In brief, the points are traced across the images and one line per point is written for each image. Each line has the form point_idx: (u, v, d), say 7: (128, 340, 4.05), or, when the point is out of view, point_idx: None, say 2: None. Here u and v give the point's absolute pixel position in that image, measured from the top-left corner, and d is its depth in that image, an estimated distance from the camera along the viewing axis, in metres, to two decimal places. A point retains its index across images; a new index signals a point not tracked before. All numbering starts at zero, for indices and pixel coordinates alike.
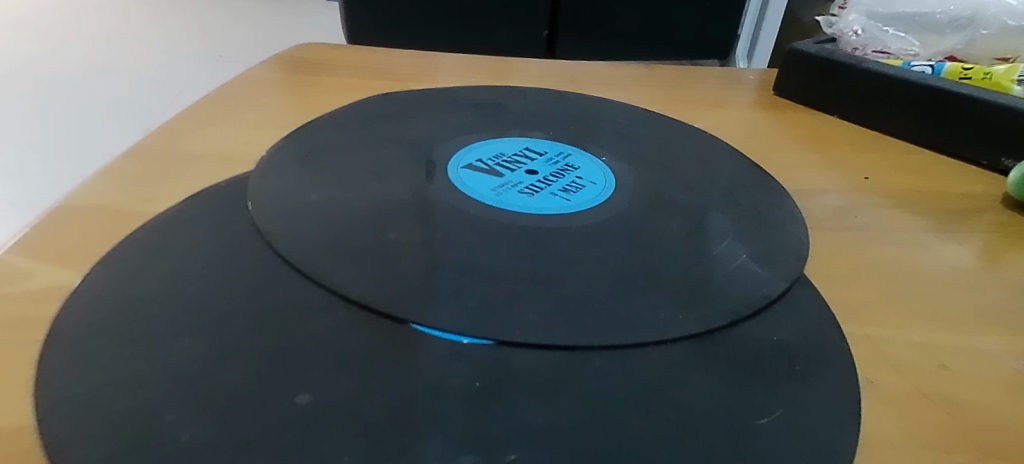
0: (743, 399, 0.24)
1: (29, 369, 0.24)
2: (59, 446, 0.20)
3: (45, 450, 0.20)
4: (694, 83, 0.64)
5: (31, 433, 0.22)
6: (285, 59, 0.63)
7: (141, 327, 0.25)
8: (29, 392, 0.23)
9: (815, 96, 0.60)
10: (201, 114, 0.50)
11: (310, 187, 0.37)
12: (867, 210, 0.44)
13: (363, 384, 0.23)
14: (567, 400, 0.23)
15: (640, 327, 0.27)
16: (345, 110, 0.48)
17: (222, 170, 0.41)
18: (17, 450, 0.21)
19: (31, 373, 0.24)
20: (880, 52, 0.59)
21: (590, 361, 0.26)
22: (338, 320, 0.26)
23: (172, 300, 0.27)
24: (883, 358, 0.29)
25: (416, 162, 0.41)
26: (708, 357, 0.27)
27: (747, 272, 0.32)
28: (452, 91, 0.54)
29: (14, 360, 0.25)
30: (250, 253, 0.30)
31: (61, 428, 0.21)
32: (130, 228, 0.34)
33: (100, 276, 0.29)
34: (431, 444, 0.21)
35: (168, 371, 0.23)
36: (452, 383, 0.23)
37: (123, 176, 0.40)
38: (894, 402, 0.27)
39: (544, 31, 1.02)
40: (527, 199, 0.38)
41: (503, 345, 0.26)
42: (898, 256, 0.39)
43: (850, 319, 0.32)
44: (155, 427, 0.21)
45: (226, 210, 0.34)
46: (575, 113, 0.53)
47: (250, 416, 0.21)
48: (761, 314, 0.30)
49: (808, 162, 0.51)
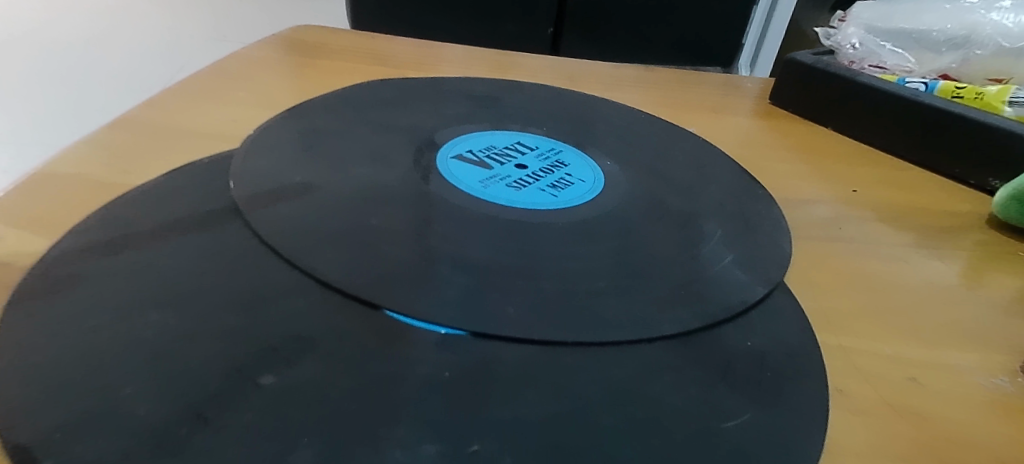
0: (713, 401, 0.24)
1: None
2: (12, 415, 0.20)
3: None
4: (692, 87, 0.64)
5: None
6: (285, 40, 0.63)
7: (106, 298, 0.25)
8: None
9: (808, 107, 0.60)
10: (192, 89, 0.50)
11: (294, 168, 0.37)
12: (855, 222, 0.44)
13: (329, 367, 0.23)
14: (536, 394, 0.23)
15: (615, 326, 0.27)
16: (339, 94, 0.48)
17: (206, 146, 0.41)
18: None
19: None
20: (876, 67, 0.60)
21: (563, 356, 0.25)
22: (312, 302, 0.26)
23: (142, 272, 0.26)
24: (855, 368, 0.30)
25: (405, 150, 0.41)
26: (682, 358, 0.26)
27: (729, 277, 0.32)
28: (449, 82, 0.54)
29: None
30: (228, 230, 0.30)
31: (14, 395, 0.20)
32: (106, 198, 0.34)
33: (71, 244, 0.28)
34: (394, 430, 0.21)
35: (131, 344, 0.23)
36: (422, 371, 0.23)
37: (106, 146, 0.39)
38: (863, 412, 0.27)
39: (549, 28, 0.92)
40: (514, 193, 0.38)
41: (478, 336, 0.26)
42: (879, 269, 0.39)
43: (825, 329, 0.32)
44: (112, 400, 0.20)
45: (207, 187, 0.34)
46: (572, 110, 0.52)
47: (211, 393, 0.21)
48: (738, 320, 0.30)
49: (798, 171, 0.51)
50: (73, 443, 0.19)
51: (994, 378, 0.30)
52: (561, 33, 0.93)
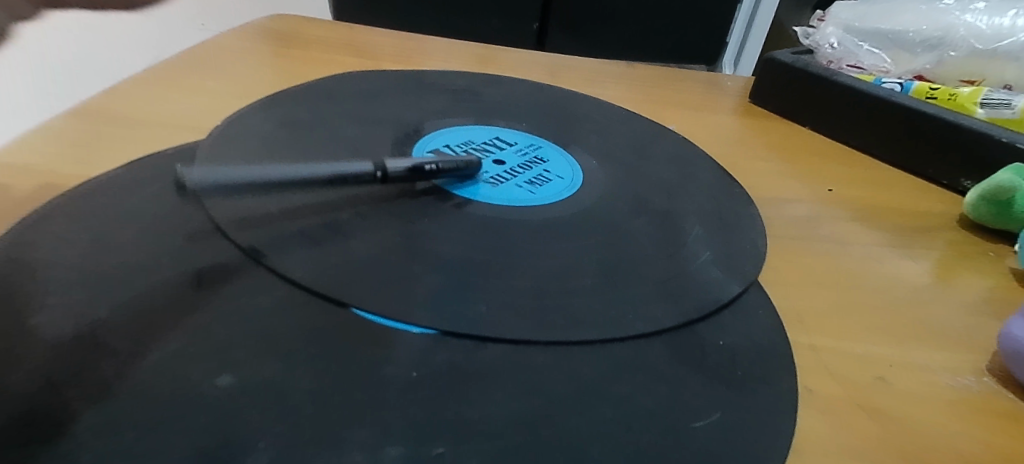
0: (683, 401, 0.24)
1: None
2: None
3: None
4: (672, 84, 0.64)
5: None
6: (260, 29, 0.62)
7: (56, 295, 0.24)
8: None
9: (786, 106, 0.61)
10: (160, 78, 0.48)
11: (264, 161, 0.36)
12: (829, 221, 0.45)
13: (290, 367, 0.22)
14: (504, 394, 0.23)
15: (587, 325, 0.27)
16: (314, 86, 0.47)
17: (171, 136, 0.40)
18: None
19: None
20: (853, 67, 0.60)
21: (533, 356, 0.25)
22: (276, 299, 0.25)
23: (96, 267, 0.25)
24: (826, 367, 0.29)
25: (379, 145, 0.40)
26: (654, 357, 0.26)
27: (704, 275, 0.32)
28: (428, 76, 0.53)
29: None
30: (192, 225, 0.29)
31: None
32: (62, 189, 0.32)
33: (23, 236, 0.27)
34: (356, 433, 0.20)
35: (82, 343, 0.22)
36: (388, 371, 0.23)
37: (65, 135, 0.38)
38: (831, 411, 0.27)
39: (532, 24, 0.91)
40: (490, 189, 0.37)
41: (448, 335, 0.25)
42: (851, 268, 0.39)
43: (797, 328, 0.32)
44: (58, 402, 0.20)
45: (171, 179, 0.33)
46: (551, 105, 0.52)
47: (165, 394, 0.20)
48: (712, 319, 0.30)
49: (775, 170, 0.52)
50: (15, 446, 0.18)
51: (961, 378, 0.30)
52: (546, 28, 0.91)
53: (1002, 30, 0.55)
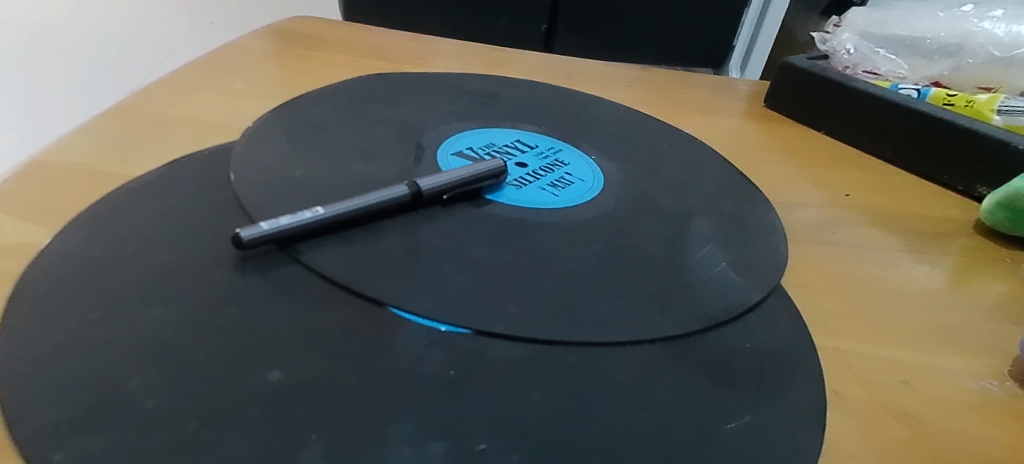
0: (714, 403, 0.25)
1: None
2: (20, 406, 0.20)
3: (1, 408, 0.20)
4: (687, 88, 0.65)
5: None
6: (279, 31, 0.63)
7: (109, 291, 0.25)
8: None
9: (802, 110, 0.61)
10: (187, 79, 0.49)
11: (296, 162, 0.36)
12: (846, 226, 0.45)
13: (335, 364, 0.23)
14: (541, 394, 0.23)
15: (616, 327, 0.27)
16: (337, 88, 0.48)
17: (204, 137, 0.40)
18: None
19: None
20: (870, 73, 0.60)
21: (566, 356, 0.26)
22: (314, 297, 0.26)
23: (145, 265, 0.26)
24: (851, 370, 0.30)
25: (405, 146, 0.41)
26: (684, 359, 0.27)
27: (727, 279, 0.33)
28: (447, 78, 0.54)
29: None
30: (229, 224, 0.30)
31: (21, 388, 0.20)
32: (105, 188, 0.33)
33: (71, 235, 0.28)
34: (401, 428, 0.21)
35: (136, 337, 0.23)
36: (427, 368, 0.23)
37: (103, 136, 0.39)
38: (860, 414, 0.27)
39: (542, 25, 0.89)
40: (514, 191, 0.38)
41: (481, 335, 0.26)
42: (868, 272, 0.39)
43: (822, 331, 0.32)
44: (119, 394, 0.20)
45: (207, 179, 0.34)
46: (569, 108, 0.53)
47: (219, 388, 0.21)
48: (738, 321, 0.30)
49: (793, 175, 0.52)
50: (81, 437, 0.19)
51: (983, 382, 0.31)
52: (555, 29, 0.89)
53: (1019, 38, 0.55)
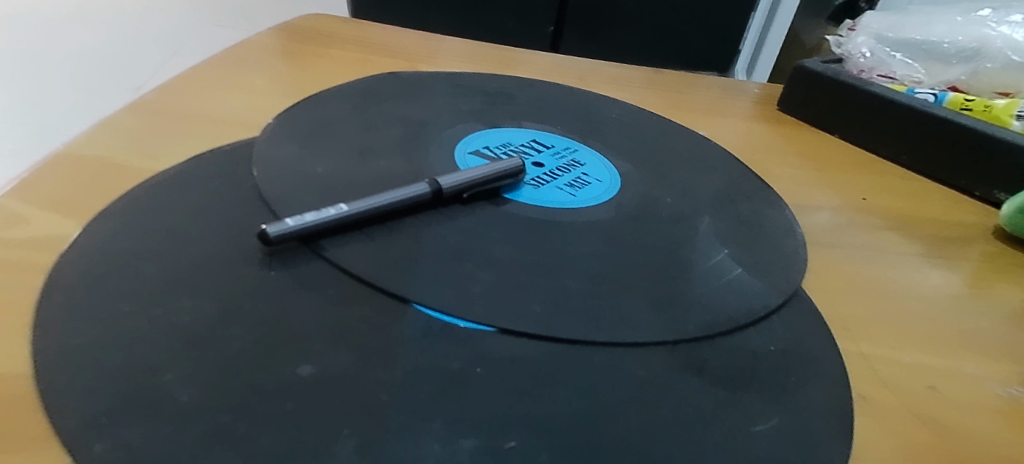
0: (741, 405, 0.25)
1: (27, 310, 0.24)
2: (61, 397, 0.20)
3: (43, 398, 0.20)
4: (701, 90, 0.65)
5: (27, 377, 0.21)
6: (293, 28, 0.63)
7: (142, 285, 0.25)
8: (29, 335, 0.23)
9: (816, 115, 0.61)
10: (204, 76, 0.49)
11: (315, 158, 0.36)
12: (863, 230, 0.45)
13: (363, 360, 0.23)
14: (567, 393, 0.23)
15: (640, 328, 0.27)
16: (352, 86, 0.48)
17: (225, 133, 0.40)
18: (13, 394, 0.20)
19: (29, 315, 0.24)
20: (885, 76, 0.60)
21: (590, 356, 0.26)
22: (340, 293, 0.26)
23: (174, 259, 0.26)
24: (877, 375, 0.30)
25: (423, 144, 0.41)
26: (708, 360, 0.27)
27: (748, 282, 0.33)
28: (462, 77, 0.54)
29: (10, 300, 0.24)
30: (254, 219, 0.30)
31: (60, 379, 0.21)
32: (130, 182, 0.33)
33: (101, 228, 0.28)
34: (430, 425, 0.21)
35: (170, 331, 0.23)
36: (453, 366, 0.23)
37: (126, 130, 0.39)
38: (887, 420, 0.27)
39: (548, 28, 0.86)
40: (532, 190, 0.38)
41: (505, 333, 0.26)
42: (887, 278, 0.39)
43: (845, 335, 0.32)
44: (157, 386, 0.21)
45: (230, 174, 0.34)
46: (584, 108, 0.53)
47: (251, 383, 0.21)
48: (761, 324, 0.30)
49: (808, 178, 0.52)
50: (121, 427, 0.19)
51: (1008, 388, 0.31)
52: (562, 31, 0.86)
53: None
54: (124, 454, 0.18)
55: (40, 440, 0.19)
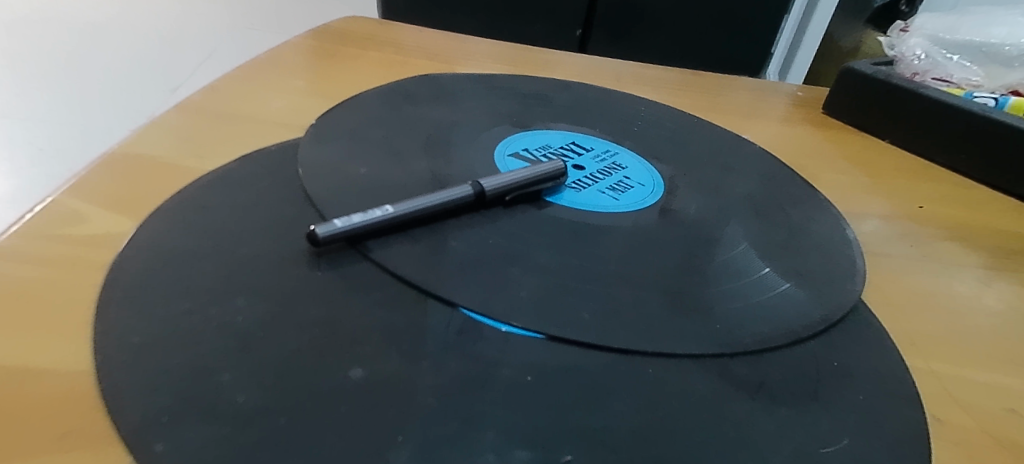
0: (806, 423, 0.23)
1: (86, 307, 0.24)
2: (121, 396, 0.20)
3: (104, 397, 0.20)
4: (745, 93, 0.63)
5: (88, 375, 0.21)
6: (331, 30, 0.63)
7: (195, 283, 0.25)
8: (90, 332, 0.23)
9: (865, 119, 0.59)
10: (246, 77, 0.50)
11: (357, 159, 0.36)
12: (921, 240, 0.43)
13: (415, 365, 0.22)
14: (624, 404, 0.22)
15: (695, 339, 0.26)
16: (392, 87, 0.48)
17: (269, 133, 0.41)
18: (75, 391, 0.21)
19: (89, 313, 0.24)
20: (941, 80, 0.57)
21: (644, 366, 0.25)
22: (388, 296, 0.26)
23: (226, 258, 0.26)
24: (950, 395, 0.28)
25: (465, 146, 0.41)
26: (767, 374, 0.25)
27: (804, 292, 0.31)
28: (501, 79, 0.53)
29: (70, 297, 0.25)
30: (301, 220, 0.30)
31: (120, 378, 0.21)
32: (181, 180, 0.34)
33: (155, 226, 0.29)
34: (486, 435, 0.20)
35: (224, 331, 0.23)
36: (505, 373, 0.23)
37: (175, 129, 0.39)
38: (964, 443, 0.25)
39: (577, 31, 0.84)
40: (574, 194, 0.37)
41: (554, 340, 0.25)
42: (949, 290, 0.37)
43: (913, 352, 0.30)
44: (213, 387, 0.20)
45: (277, 174, 0.34)
46: (625, 110, 0.52)
47: (305, 386, 0.21)
48: (821, 337, 0.29)
49: (860, 185, 0.50)
50: (179, 426, 0.19)
51: None
52: (590, 34, 0.85)
53: None
54: (183, 454, 0.18)
55: (102, 439, 0.19)
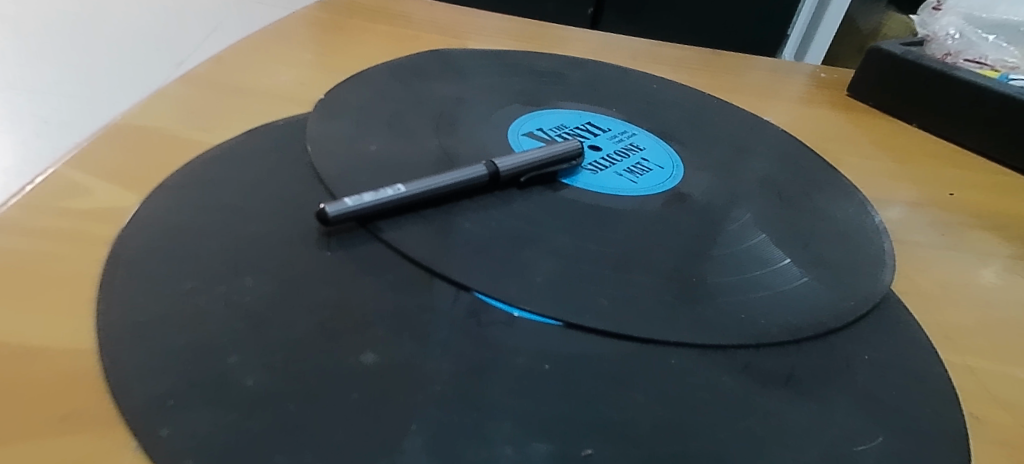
0: (837, 419, 0.22)
1: (90, 284, 0.23)
2: (125, 378, 0.19)
3: (107, 377, 0.19)
4: (767, 74, 0.61)
5: (91, 355, 0.20)
6: (340, 3, 0.61)
7: (201, 261, 0.24)
8: (93, 310, 0.22)
9: (891, 102, 0.57)
10: (253, 49, 0.48)
11: (367, 136, 0.35)
12: (952, 228, 0.41)
13: (428, 351, 0.21)
14: (646, 396, 0.21)
15: (719, 329, 0.25)
16: (403, 62, 0.46)
17: (276, 107, 0.39)
18: (78, 372, 0.20)
19: (93, 290, 0.23)
20: (975, 61, 0.54)
21: (666, 357, 0.24)
22: (400, 279, 0.25)
23: (233, 236, 0.26)
24: (989, 393, 0.27)
25: (478, 125, 0.39)
26: (796, 367, 0.24)
27: (831, 281, 0.30)
28: (515, 56, 0.52)
29: (73, 273, 0.24)
30: (311, 198, 0.29)
31: (124, 358, 0.20)
32: (188, 154, 0.33)
33: (160, 201, 0.28)
34: (503, 426, 0.19)
35: (230, 311, 0.22)
36: (521, 361, 0.22)
37: (180, 102, 0.38)
38: (1005, 444, 0.24)
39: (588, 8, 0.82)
40: (590, 176, 0.35)
41: (571, 328, 0.24)
42: (982, 281, 0.36)
43: (948, 348, 0.29)
44: (220, 369, 0.20)
45: (284, 150, 0.33)
46: (644, 89, 0.50)
47: (314, 371, 0.20)
48: (850, 328, 0.27)
49: (887, 169, 0.48)
50: (186, 410, 0.18)
51: None
52: (602, 11, 0.82)
53: None
54: (189, 439, 0.17)
55: (106, 421, 0.18)
